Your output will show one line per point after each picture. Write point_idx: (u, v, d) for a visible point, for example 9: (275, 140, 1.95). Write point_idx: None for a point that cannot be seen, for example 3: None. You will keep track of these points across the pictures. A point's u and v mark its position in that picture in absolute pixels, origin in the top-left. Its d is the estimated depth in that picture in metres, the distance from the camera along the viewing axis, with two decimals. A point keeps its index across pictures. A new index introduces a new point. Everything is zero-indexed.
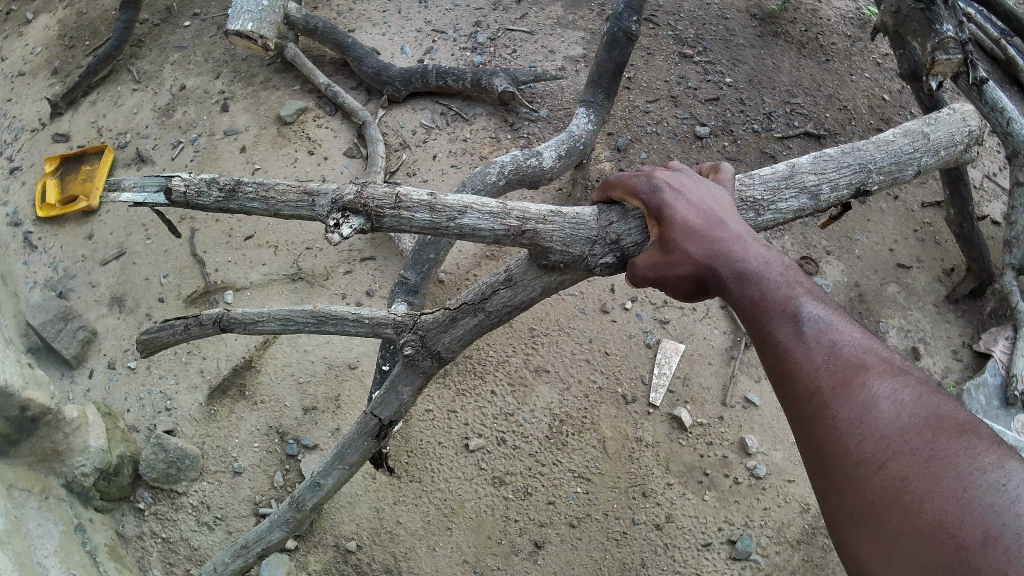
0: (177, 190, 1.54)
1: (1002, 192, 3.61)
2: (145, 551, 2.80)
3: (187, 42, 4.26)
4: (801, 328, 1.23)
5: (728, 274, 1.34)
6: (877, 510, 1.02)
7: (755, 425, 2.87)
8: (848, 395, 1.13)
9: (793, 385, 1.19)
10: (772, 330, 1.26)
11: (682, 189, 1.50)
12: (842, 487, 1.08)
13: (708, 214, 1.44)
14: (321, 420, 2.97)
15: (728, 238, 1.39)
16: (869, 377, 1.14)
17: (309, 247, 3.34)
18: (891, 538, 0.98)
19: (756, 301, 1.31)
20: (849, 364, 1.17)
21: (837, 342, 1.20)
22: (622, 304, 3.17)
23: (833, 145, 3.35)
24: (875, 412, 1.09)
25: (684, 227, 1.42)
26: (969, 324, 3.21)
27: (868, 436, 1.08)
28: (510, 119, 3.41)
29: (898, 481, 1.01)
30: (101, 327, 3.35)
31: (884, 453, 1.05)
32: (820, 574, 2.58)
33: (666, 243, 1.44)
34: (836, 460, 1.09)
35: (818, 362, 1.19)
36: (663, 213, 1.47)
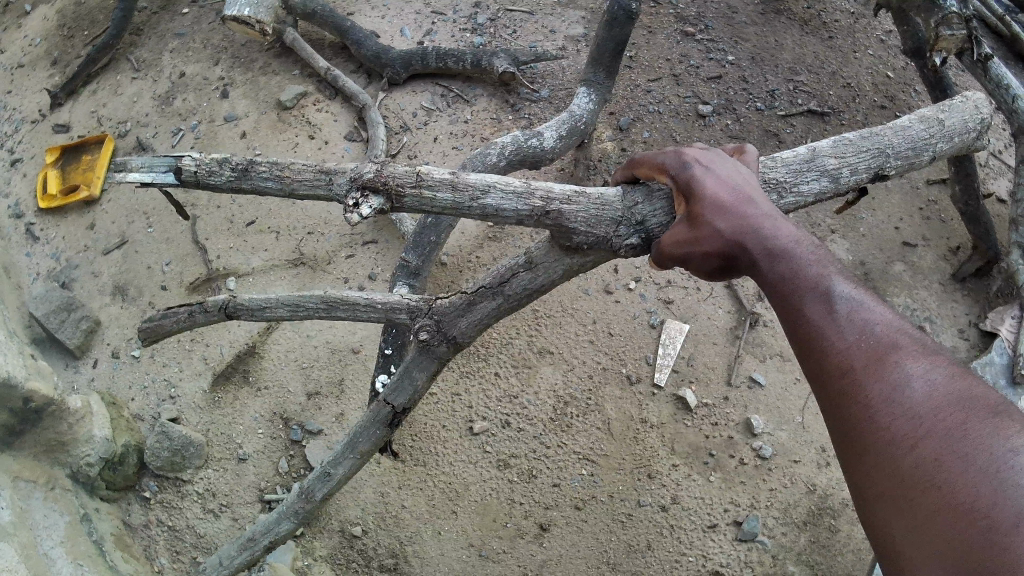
0: (188, 170, 1.52)
1: (1008, 170, 3.57)
2: (152, 539, 2.80)
3: (185, 28, 4.23)
4: (833, 308, 1.22)
5: (757, 252, 1.30)
6: (906, 489, 1.04)
7: (760, 405, 2.85)
8: (879, 374, 1.14)
9: (823, 363, 1.19)
10: (801, 308, 1.24)
11: (711, 164, 1.43)
12: (870, 467, 1.10)
13: (737, 189, 1.38)
14: (324, 405, 2.96)
15: (758, 214, 1.34)
16: (900, 357, 1.15)
17: (311, 232, 3.32)
18: (918, 517, 1.01)
19: (786, 279, 1.28)
20: (881, 344, 1.17)
21: (868, 322, 1.20)
22: (626, 284, 3.14)
23: (836, 124, 3.32)
24: (907, 393, 1.11)
25: (714, 203, 1.36)
26: (976, 303, 3.18)
27: (899, 416, 1.09)
28: (511, 100, 3.37)
29: (928, 462, 1.04)
30: (104, 317, 3.35)
31: (915, 434, 1.07)
32: (827, 556, 2.55)
33: (694, 218, 1.37)
34: (867, 437, 1.11)
35: (849, 342, 1.18)
36: (691, 189, 1.41)
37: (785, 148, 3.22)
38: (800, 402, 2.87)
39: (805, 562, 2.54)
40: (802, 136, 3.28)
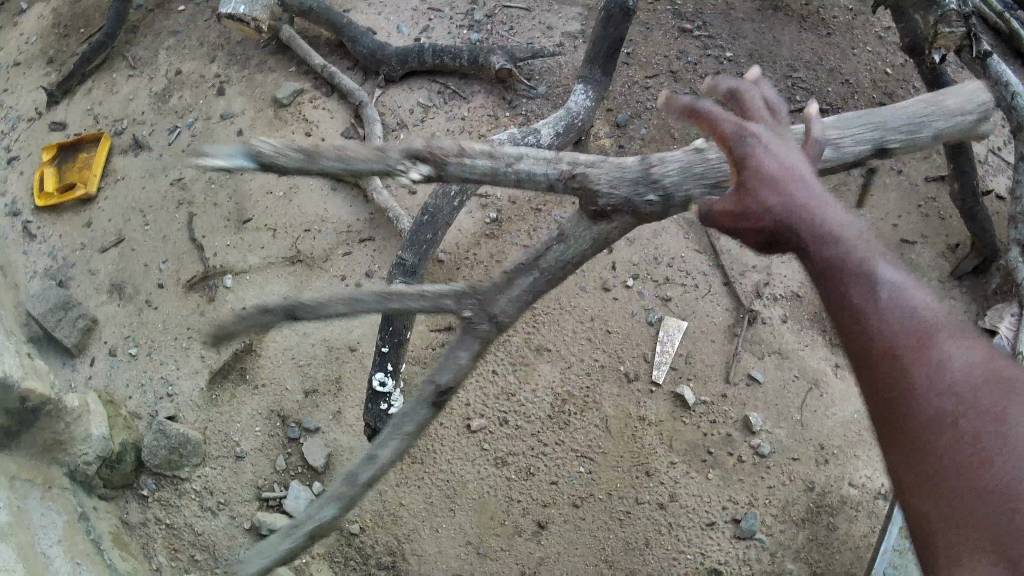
0: (264, 151, 1.35)
1: (1008, 166, 3.54)
2: (150, 537, 2.81)
3: (181, 26, 4.21)
4: (879, 288, 1.19)
5: (808, 235, 1.29)
6: (942, 470, 1.07)
7: (759, 402, 2.85)
8: (917, 358, 1.13)
9: (865, 342, 1.18)
10: (845, 286, 1.22)
11: (766, 139, 1.38)
12: (906, 445, 1.12)
13: (791, 166, 1.35)
14: (321, 403, 2.94)
15: (810, 197, 1.32)
16: (940, 341, 1.15)
17: (308, 229, 3.29)
18: (954, 499, 1.05)
19: (835, 264, 1.25)
20: (924, 325, 1.16)
21: (910, 304, 1.18)
22: (624, 280, 3.09)
23: (835, 120, 3.32)
24: (944, 377, 1.11)
25: (766, 176, 1.34)
26: (973, 300, 3.20)
27: (939, 396, 1.11)
28: (508, 97, 3.35)
29: (965, 446, 1.06)
30: (101, 315, 3.34)
31: (954, 415, 1.09)
32: (825, 553, 2.56)
33: (745, 192, 1.33)
34: (906, 421, 1.12)
35: (892, 322, 1.17)
36: (745, 162, 1.36)
37: None
38: (799, 400, 2.86)
39: (803, 559, 2.55)
40: None
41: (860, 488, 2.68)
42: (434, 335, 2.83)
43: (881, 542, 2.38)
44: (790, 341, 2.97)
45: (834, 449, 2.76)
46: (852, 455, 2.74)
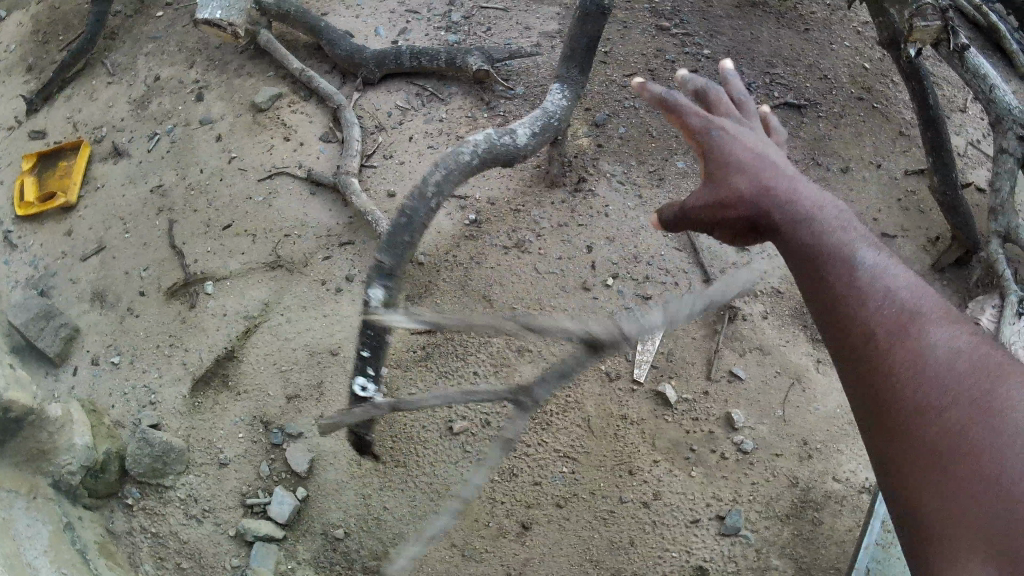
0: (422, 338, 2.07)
1: (987, 159, 3.55)
2: (135, 546, 2.80)
3: (160, 31, 4.20)
4: (857, 274, 1.42)
5: (782, 218, 1.56)
6: (935, 462, 1.18)
7: (742, 399, 2.85)
8: (902, 341, 1.31)
9: (848, 329, 1.37)
10: (823, 271, 1.46)
11: (735, 135, 1.71)
12: (899, 439, 1.24)
13: (764, 160, 1.66)
14: (304, 408, 2.91)
15: (783, 187, 1.60)
16: (923, 325, 1.33)
17: (287, 234, 3.28)
18: (948, 494, 1.14)
19: (814, 246, 1.50)
20: (903, 310, 1.35)
21: (888, 285, 1.40)
22: (604, 279, 2.85)
23: (813, 116, 3.40)
24: (928, 357, 1.28)
25: (740, 169, 1.64)
26: (955, 293, 3.19)
27: (923, 385, 1.25)
28: (487, 98, 3.34)
29: (955, 436, 1.18)
30: (83, 324, 3.32)
31: (940, 404, 1.22)
32: (811, 549, 2.56)
33: (722, 184, 1.64)
34: (895, 407, 1.27)
35: (870, 305, 1.38)
36: (719, 154, 1.68)
37: None
38: (780, 396, 2.88)
39: (789, 555, 2.54)
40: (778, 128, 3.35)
41: (844, 483, 2.71)
42: (415, 338, 2.82)
43: (864, 536, 2.40)
44: (771, 337, 3.02)
45: (817, 444, 2.78)
46: (835, 450, 2.77)
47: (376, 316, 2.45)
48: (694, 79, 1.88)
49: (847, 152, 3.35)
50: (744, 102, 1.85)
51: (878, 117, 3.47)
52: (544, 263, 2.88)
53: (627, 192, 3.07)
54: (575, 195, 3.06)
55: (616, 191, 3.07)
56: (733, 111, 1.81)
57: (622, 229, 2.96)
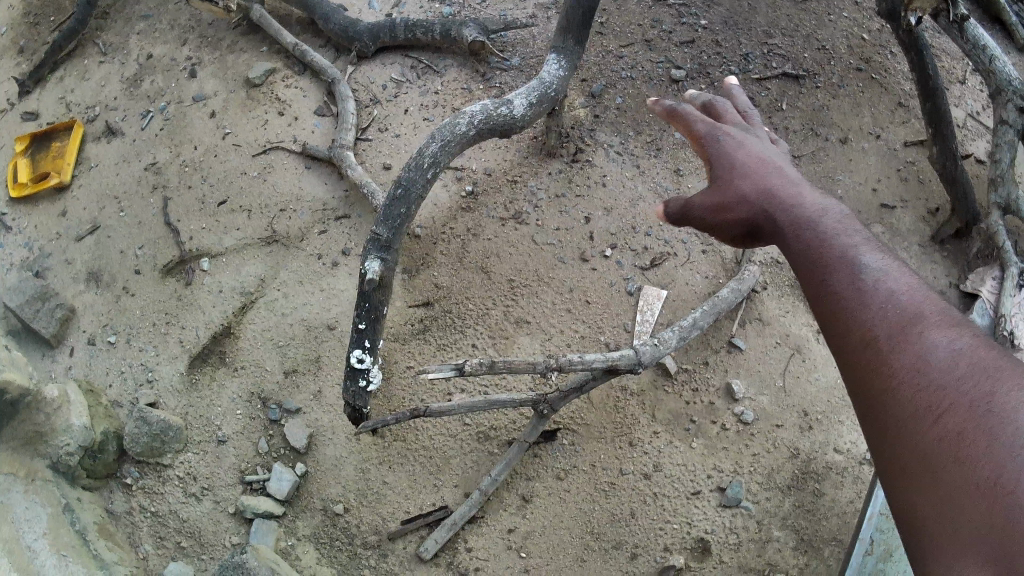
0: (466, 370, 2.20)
1: (986, 130, 3.53)
2: (135, 527, 2.79)
3: (152, 9, 4.15)
4: (857, 275, 1.31)
5: (784, 221, 1.49)
6: (934, 465, 1.06)
7: (741, 370, 2.84)
8: (904, 345, 1.19)
9: (847, 332, 1.26)
10: (825, 274, 1.35)
11: (741, 143, 1.69)
12: (898, 444, 1.12)
13: (769, 166, 1.62)
14: (302, 383, 2.90)
15: (785, 192, 1.54)
16: (926, 328, 1.20)
17: (283, 209, 3.25)
18: (947, 496, 1.02)
19: (815, 248, 1.40)
20: (906, 314, 1.23)
21: (892, 290, 1.27)
22: (602, 251, 2.83)
23: (810, 88, 3.37)
24: (930, 359, 1.15)
25: (740, 172, 1.60)
26: (956, 264, 3.18)
27: (925, 387, 1.13)
28: (482, 69, 3.31)
29: (954, 437, 1.05)
30: (79, 304, 3.30)
31: (940, 406, 1.09)
32: (812, 519, 2.59)
33: (724, 187, 1.60)
34: (891, 409, 1.15)
35: (872, 307, 1.26)
36: (724, 161, 1.65)
37: None
38: (781, 366, 2.86)
39: (790, 526, 2.57)
40: (777, 99, 3.33)
41: (845, 454, 2.71)
42: (413, 311, 2.78)
43: (867, 507, 2.37)
44: (771, 307, 2.99)
45: (817, 415, 2.77)
46: (836, 421, 2.77)
47: (372, 290, 2.43)
48: (701, 95, 1.90)
49: (845, 123, 3.33)
50: (750, 116, 1.85)
51: (877, 88, 3.45)
52: (542, 235, 2.86)
53: (625, 162, 3.04)
54: (573, 166, 3.03)
55: (614, 161, 3.04)
56: (740, 122, 1.80)
57: (621, 199, 2.94)
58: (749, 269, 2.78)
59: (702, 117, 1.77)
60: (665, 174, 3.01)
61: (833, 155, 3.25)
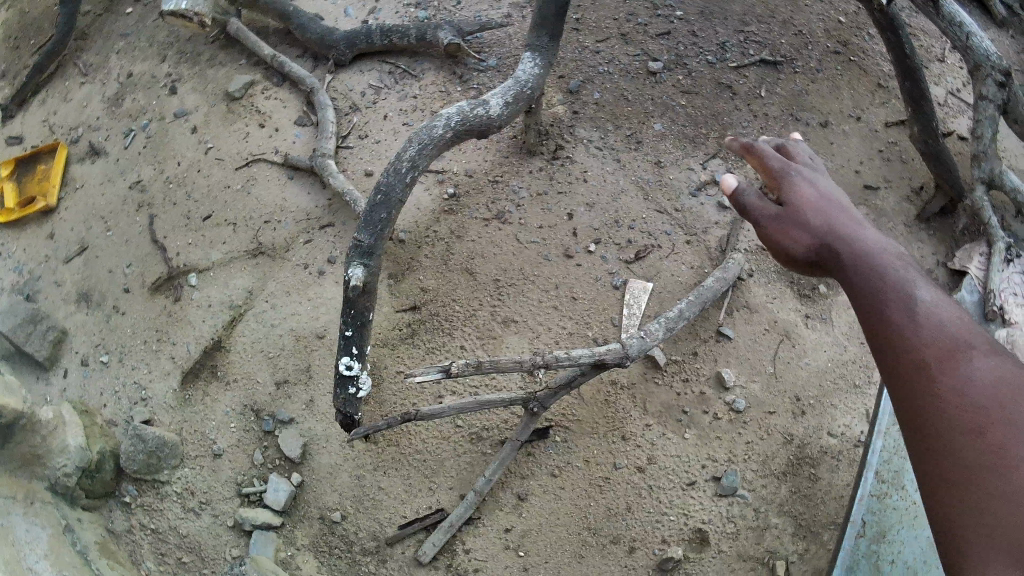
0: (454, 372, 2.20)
1: (967, 107, 3.53)
2: (136, 544, 2.80)
3: (131, 28, 4.16)
4: (916, 308, 1.42)
5: (847, 253, 1.53)
6: (974, 478, 1.24)
7: (731, 358, 2.84)
8: (950, 370, 1.34)
9: (902, 356, 1.39)
10: (886, 306, 1.45)
11: (806, 175, 1.71)
12: (942, 456, 1.29)
13: (833, 201, 1.65)
14: (294, 393, 2.90)
15: (849, 226, 1.58)
16: (971, 356, 1.35)
17: (268, 221, 3.26)
18: (986, 505, 1.21)
19: (876, 282, 1.48)
20: (955, 343, 1.37)
21: (945, 322, 1.40)
22: (587, 246, 2.83)
23: (789, 73, 3.38)
24: (973, 383, 1.32)
25: (805, 204, 1.63)
26: (942, 242, 3.17)
27: (968, 408, 1.30)
28: (459, 71, 3.31)
29: (995, 453, 1.24)
30: (71, 325, 3.31)
31: (983, 425, 1.28)
32: (809, 505, 2.62)
33: (790, 213, 1.62)
34: (935, 426, 1.31)
35: (923, 336, 1.39)
36: (790, 188, 1.67)
37: (738, 100, 3.26)
38: (770, 353, 2.87)
39: (788, 512, 2.60)
40: (756, 85, 3.33)
41: (839, 437, 2.74)
42: (400, 316, 2.78)
43: (856, 488, 2.40)
44: (758, 295, 2.99)
45: (809, 400, 2.79)
46: (828, 405, 2.79)
47: (356, 296, 2.43)
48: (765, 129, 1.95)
49: (825, 106, 3.33)
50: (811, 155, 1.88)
51: (855, 70, 3.47)
52: (525, 234, 2.87)
53: (605, 157, 3.06)
54: (553, 163, 3.04)
55: (595, 156, 3.05)
56: (801, 156, 1.83)
57: (602, 193, 2.96)
58: (733, 258, 2.79)
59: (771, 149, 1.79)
60: (646, 166, 3.04)
61: (815, 139, 3.24)
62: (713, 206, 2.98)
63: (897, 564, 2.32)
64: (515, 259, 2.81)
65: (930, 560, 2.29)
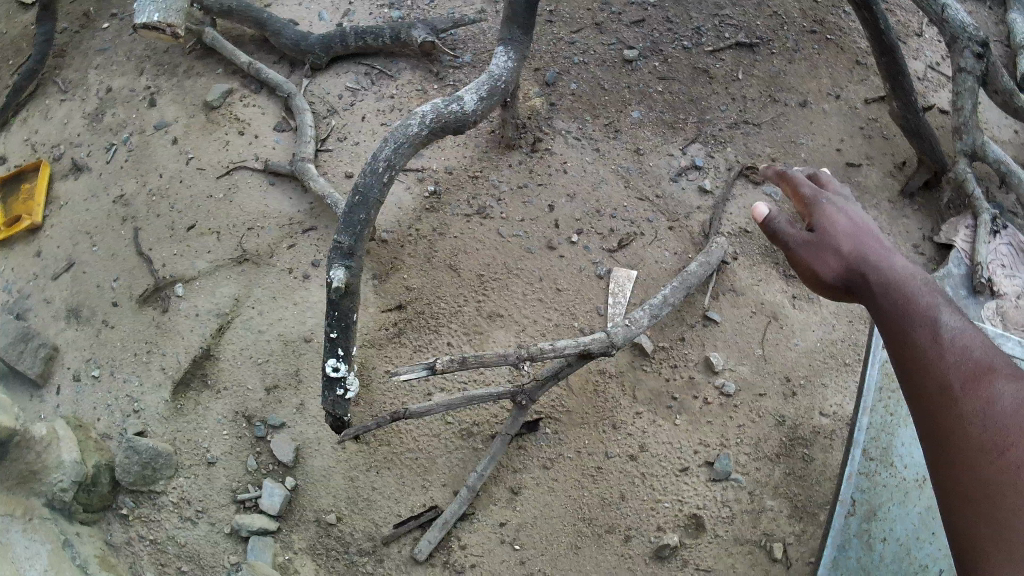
0: (440, 368, 2.18)
1: (947, 81, 3.53)
2: (136, 556, 2.79)
3: (108, 43, 4.17)
4: (942, 334, 1.54)
5: (875, 278, 1.65)
6: (994, 494, 1.34)
7: (718, 342, 2.84)
8: (974, 393, 1.46)
9: (928, 379, 1.52)
10: (913, 332, 1.56)
11: (838, 203, 1.82)
12: (963, 471, 1.40)
13: (864, 227, 1.75)
14: (285, 398, 2.91)
15: (879, 251, 1.69)
16: (994, 380, 1.47)
17: (251, 227, 3.27)
18: (1002, 518, 1.31)
19: (904, 306, 1.59)
20: (978, 367, 1.49)
21: (969, 348, 1.52)
22: (569, 237, 2.84)
23: (765, 55, 3.38)
24: (998, 406, 1.43)
25: (838, 230, 1.74)
26: (929, 216, 3.16)
27: (988, 429, 1.42)
28: (435, 69, 3.35)
29: (1013, 471, 1.35)
30: (62, 341, 3.29)
31: (1002, 446, 1.39)
32: (803, 486, 2.61)
33: (822, 238, 1.74)
34: (959, 444, 1.43)
35: (950, 363, 1.51)
36: (824, 215, 1.79)
37: (715, 85, 3.28)
38: (758, 335, 2.86)
39: (783, 494, 2.59)
40: (732, 69, 3.34)
41: (831, 417, 2.74)
42: (386, 316, 2.77)
43: (845, 467, 2.37)
44: (743, 278, 2.97)
45: (799, 380, 2.79)
46: (819, 385, 2.79)
47: (340, 298, 2.43)
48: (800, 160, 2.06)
49: (803, 87, 3.33)
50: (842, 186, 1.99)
51: (832, 49, 3.46)
52: (507, 227, 2.87)
53: (584, 147, 3.06)
54: (533, 156, 3.04)
55: (574, 147, 3.06)
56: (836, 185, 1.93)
57: (583, 183, 2.96)
58: (716, 242, 2.80)
59: (807, 179, 1.91)
60: (626, 155, 3.06)
61: (793, 119, 3.25)
62: (693, 191, 3.01)
63: (889, 542, 2.35)
64: (498, 252, 2.81)
65: (922, 534, 2.33)
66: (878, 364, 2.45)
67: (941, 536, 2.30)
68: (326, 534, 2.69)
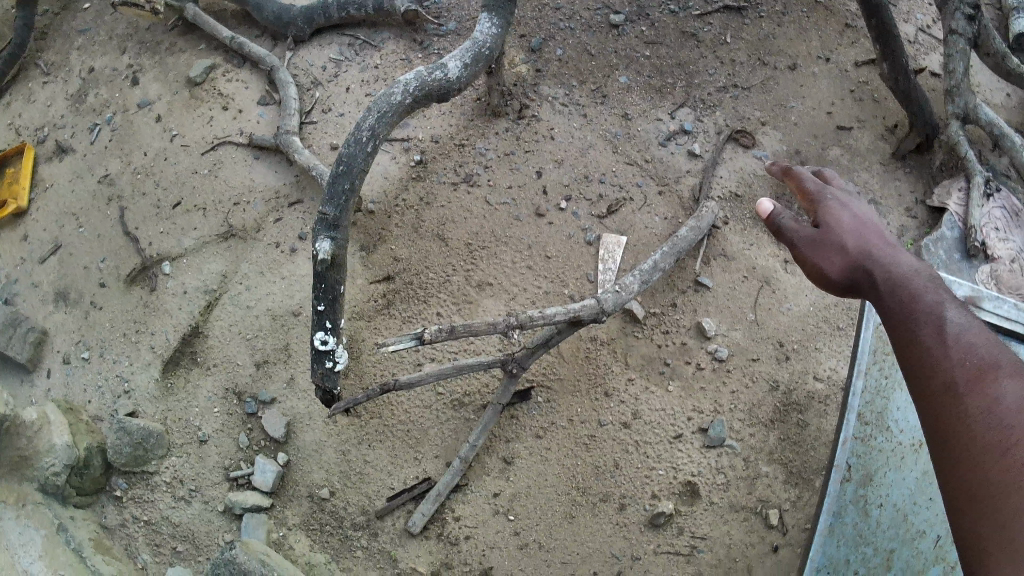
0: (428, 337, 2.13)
1: (937, 42, 3.49)
2: (132, 537, 2.78)
3: (89, 24, 4.11)
4: (947, 329, 1.48)
5: (879, 275, 1.62)
6: (996, 494, 1.28)
7: (710, 307, 2.81)
8: (977, 390, 1.39)
9: (931, 376, 1.45)
10: (916, 328, 1.52)
11: (843, 199, 1.79)
12: (966, 472, 1.33)
13: (869, 225, 1.71)
14: (274, 372, 2.88)
15: (884, 249, 1.66)
16: (998, 378, 1.40)
17: (237, 203, 3.24)
18: (1003, 519, 1.25)
19: (908, 303, 1.55)
20: (983, 364, 1.42)
21: (974, 344, 1.45)
22: (557, 204, 2.81)
23: (753, 18, 3.34)
24: (1001, 404, 1.36)
25: (842, 227, 1.71)
26: (921, 178, 3.12)
27: (991, 428, 1.35)
28: (419, 38, 3.31)
29: (1016, 472, 1.28)
30: (50, 325, 3.26)
31: (1006, 444, 1.32)
32: (799, 451, 2.59)
33: (825, 235, 1.71)
34: (963, 444, 1.36)
35: (954, 359, 1.44)
36: (829, 212, 1.75)
37: (702, 49, 3.24)
38: (751, 300, 2.84)
39: (778, 460, 2.58)
40: (720, 33, 3.30)
41: (825, 380, 2.72)
42: (375, 287, 2.75)
43: (840, 432, 2.33)
44: (735, 243, 2.94)
45: (792, 345, 2.77)
46: (813, 349, 2.77)
47: (326, 269, 2.41)
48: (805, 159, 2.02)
49: (792, 49, 3.30)
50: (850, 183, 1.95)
51: (821, 12, 3.42)
52: (494, 195, 2.83)
53: (571, 113, 3.03)
54: (519, 123, 3.00)
55: (560, 114, 3.03)
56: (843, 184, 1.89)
57: (570, 149, 2.93)
58: (708, 206, 2.77)
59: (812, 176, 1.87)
60: (613, 121, 3.03)
61: (783, 83, 3.21)
62: (683, 156, 2.97)
63: (886, 506, 2.33)
64: (487, 220, 2.78)
65: (919, 499, 2.32)
66: (871, 327, 2.43)
67: (937, 502, 2.29)
68: (320, 508, 2.67)
